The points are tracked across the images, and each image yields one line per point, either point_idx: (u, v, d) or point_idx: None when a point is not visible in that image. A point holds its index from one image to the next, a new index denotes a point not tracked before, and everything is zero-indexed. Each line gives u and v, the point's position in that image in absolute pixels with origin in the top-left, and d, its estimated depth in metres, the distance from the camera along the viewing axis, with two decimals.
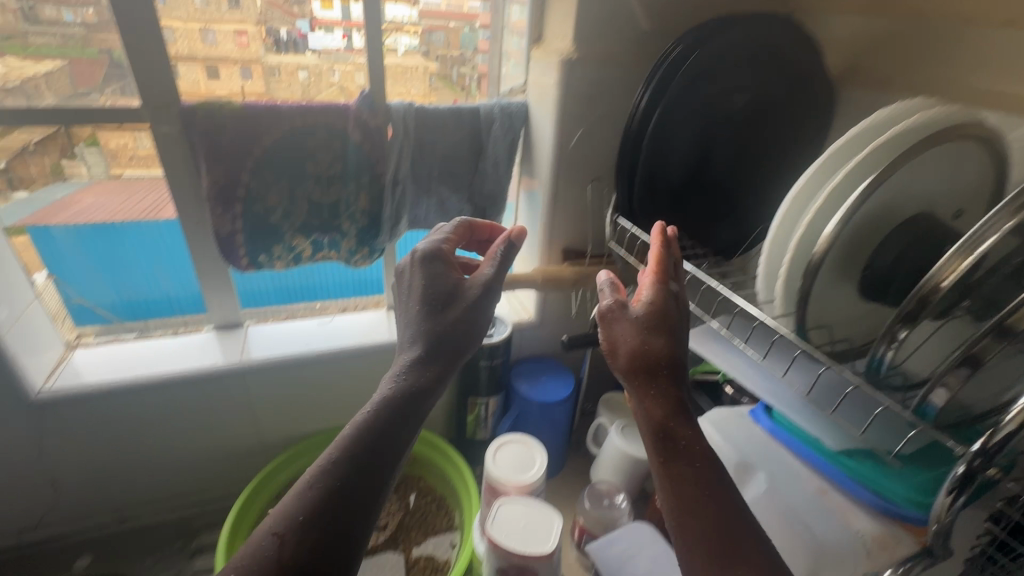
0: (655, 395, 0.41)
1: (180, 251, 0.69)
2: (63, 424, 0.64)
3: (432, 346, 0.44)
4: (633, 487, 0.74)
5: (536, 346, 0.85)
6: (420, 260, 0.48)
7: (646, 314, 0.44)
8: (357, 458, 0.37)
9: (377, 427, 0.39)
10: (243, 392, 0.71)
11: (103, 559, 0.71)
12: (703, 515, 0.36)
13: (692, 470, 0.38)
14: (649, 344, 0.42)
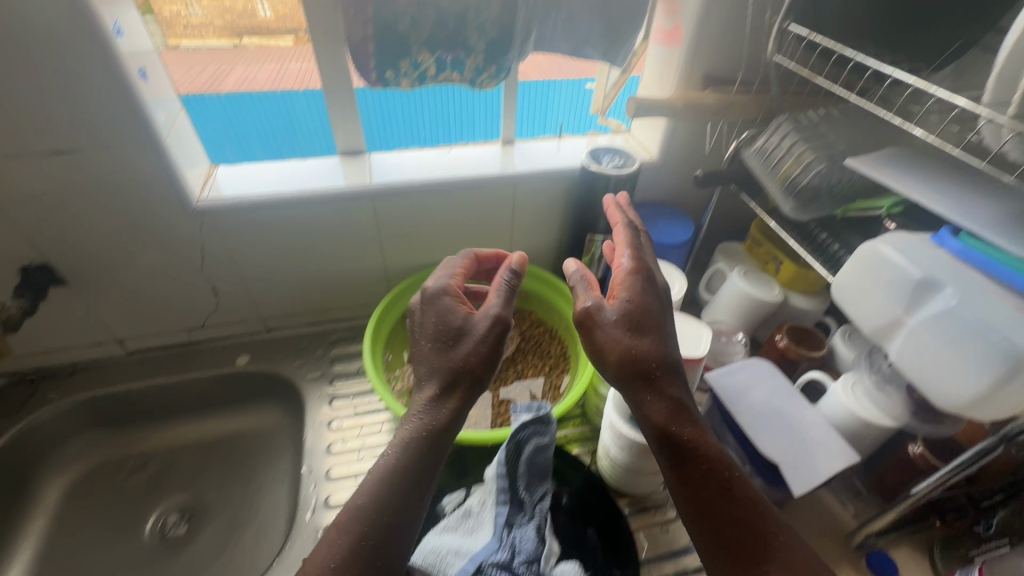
0: (650, 397, 0.46)
1: (252, 111, 0.71)
2: (220, 232, 0.70)
3: (448, 378, 0.50)
4: (749, 329, 0.74)
5: (655, 190, 0.81)
6: (431, 296, 0.55)
7: (629, 311, 0.48)
8: (395, 485, 0.45)
9: (411, 456, 0.47)
10: (374, 216, 0.74)
11: (259, 357, 0.82)
12: (712, 508, 0.43)
13: (696, 468, 0.44)
14: (636, 347, 0.47)
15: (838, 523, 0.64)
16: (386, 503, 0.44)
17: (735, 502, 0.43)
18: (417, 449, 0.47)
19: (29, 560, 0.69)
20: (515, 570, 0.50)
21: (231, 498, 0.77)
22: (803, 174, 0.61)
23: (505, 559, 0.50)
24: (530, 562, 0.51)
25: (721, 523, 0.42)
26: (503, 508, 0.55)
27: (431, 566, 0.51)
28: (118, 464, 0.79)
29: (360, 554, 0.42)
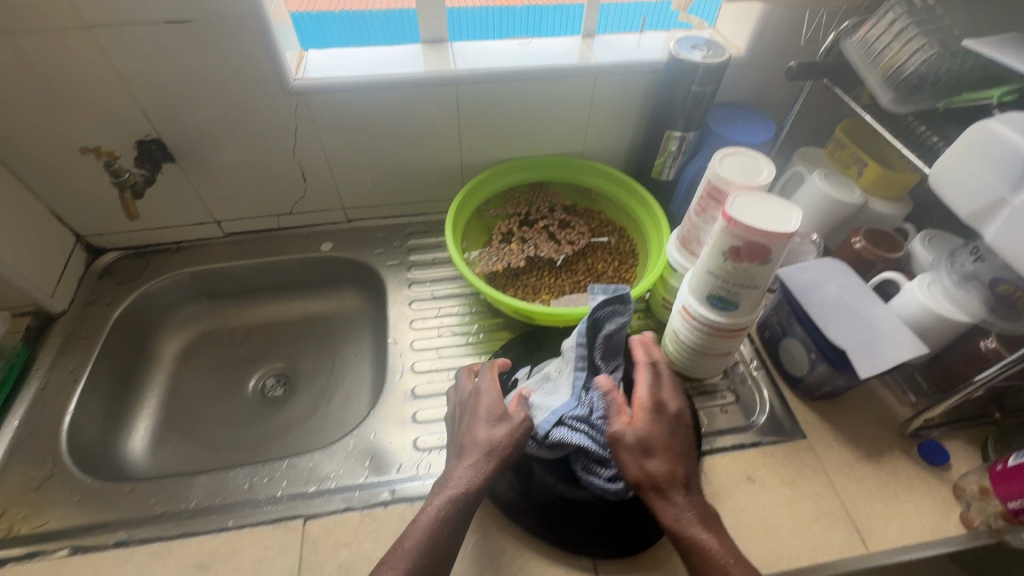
0: (657, 503, 0.50)
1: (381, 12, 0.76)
2: (313, 115, 0.73)
3: (497, 464, 0.52)
4: (824, 232, 0.75)
5: (738, 88, 0.79)
6: (484, 390, 0.57)
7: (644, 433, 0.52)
8: (431, 549, 0.48)
9: (443, 529, 0.49)
10: (455, 106, 0.75)
11: (341, 245, 0.88)
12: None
13: (699, 565, 0.47)
14: (654, 470, 0.50)
15: (894, 414, 0.67)
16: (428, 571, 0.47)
17: None
18: (459, 518, 0.50)
19: (156, 404, 0.79)
20: (594, 423, 0.56)
21: (320, 367, 0.85)
22: (909, 61, 0.58)
23: (586, 414, 0.56)
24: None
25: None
26: (582, 373, 0.58)
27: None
28: (221, 333, 0.88)
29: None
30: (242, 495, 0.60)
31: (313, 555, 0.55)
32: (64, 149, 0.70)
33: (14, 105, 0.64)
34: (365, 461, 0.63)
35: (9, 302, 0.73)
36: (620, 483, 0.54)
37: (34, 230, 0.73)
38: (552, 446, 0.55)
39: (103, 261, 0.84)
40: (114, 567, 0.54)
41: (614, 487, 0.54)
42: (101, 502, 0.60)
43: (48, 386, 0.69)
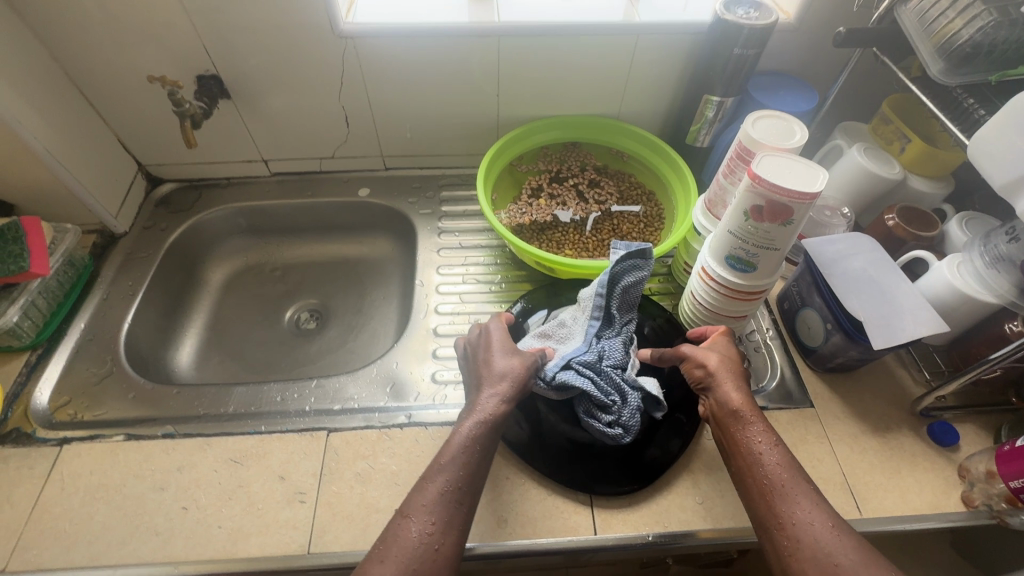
0: (727, 383, 0.54)
1: None
2: (357, 61, 0.76)
3: (516, 391, 0.54)
4: (858, 207, 0.74)
5: (784, 56, 0.78)
6: (494, 330, 0.60)
7: (720, 343, 0.58)
8: (469, 461, 0.49)
9: (475, 447, 0.50)
10: (496, 59, 0.77)
11: (377, 192, 0.92)
12: (759, 471, 0.48)
13: (756, 437, 0.50)
14: (720, 357, 0.56)
15: (907, 393, 0.67)
16: (470, 481, 0.48)
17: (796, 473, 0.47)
18: (490, 436, 0.51)
19: (202, 324, 0.86)
20: (600, 369, 0.58)
21: (350, 306, 0.90)
22: (964, 28, 0.55)
23: (593, 360, 0.58)
24: (617, 367, 0.59)
25: (767, 479, 0.47)
26: (596, 321, 0.61)
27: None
28: (262, 267, 0.94)
29: (461, 511, 0.47)
30: (275, 406, 0.66)
31: (333, 462, 0.60)
32: (132, 79, 0.75)
33: (90, 34, 0.69)
34: (386, 387, 0.68)
35: (79, 220, 0.80)
36: (619, 429, 0.56)
37: (101, 154, 0.79)
38: (558, 390, 0.58)
39: (161, 190, 0.90)
40: (161, 453, 0.61)
41: (612, 432, 0.56)
42: (152, 400, 0.67)
43: (109, 296, 0.77)
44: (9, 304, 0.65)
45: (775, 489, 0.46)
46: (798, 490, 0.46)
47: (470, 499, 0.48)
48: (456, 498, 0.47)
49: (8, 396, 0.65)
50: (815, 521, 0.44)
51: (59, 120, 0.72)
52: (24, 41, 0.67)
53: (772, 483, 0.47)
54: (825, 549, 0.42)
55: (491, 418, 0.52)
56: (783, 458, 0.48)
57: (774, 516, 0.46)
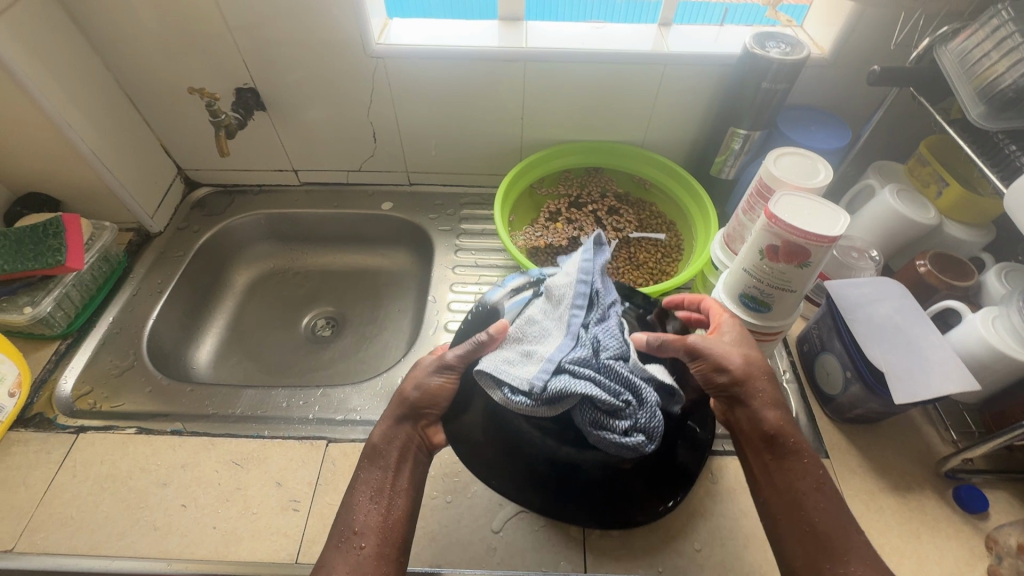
0: (760, 401, 0.50)
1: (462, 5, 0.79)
2: (388, 80, 0.78)
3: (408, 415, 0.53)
4: (887, 250, 0.71)
5: (817, 90, 0.76)
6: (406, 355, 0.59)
7: (737, 340, 0.53)
8: (364, 507, 0.47)
9: (370, 488, 0.49)
10: (521, 82, 0.77)
11: (400, 206, 0.93)
12: (801, 514, 0.46)
13: (795, 471, 0.48)
14: (751, 365, 0.52)
15: (933, 451, 0.63)
16: (369, 526, 0.47)
17: (841, 516, 0.45)
18: (386, 472, 0.50)
19: (222, 324, 0.89)
20: (600, 364, 0.49)
21: (366, 315, 0.92)
22: (1008, 72, 0.52)
23: (587, 356, 0.49)
24: (617, 358, 0.50)
25: (810, 527, 0.45)
26: (580, 311, 0.53)
27: (504, 373, 0.50)
28: (285, 272, 0.97)
29: (363, 558, 0.45)
30: (280, 411, 0.67)
31: (330, 473, 0.61)
32: (175, 89, 0.80)
33: (140, 46, 0.74)
34: (389, 402, 0.68)
35: (118, 218, 0.84)
36: (639, 435, 0.47)
37: (142, 157, 0.84)
38: (552, 405, 0.49)
39: (197, 194, 0.95)
40: (168, 450, 0.62)
41: (631, 441, 0.47)
42: (166, 396, 0.69)
43: (138, 292, 0.80)
44: (44, 294, 0.69)
45: (820, 538, 0.45)
46: (844, 539, 0.44)
47: (373, 542, 0.46)
48: (354, 546, 0.45)
49: (36, 381, 0.69)
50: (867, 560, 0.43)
51: (106, 125, 0.77)
52: (81, 50, 0.72)
53: (815, 531, 0.45)
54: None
55: (381, 449, 0.51)
56: (826, 501, 0.46)
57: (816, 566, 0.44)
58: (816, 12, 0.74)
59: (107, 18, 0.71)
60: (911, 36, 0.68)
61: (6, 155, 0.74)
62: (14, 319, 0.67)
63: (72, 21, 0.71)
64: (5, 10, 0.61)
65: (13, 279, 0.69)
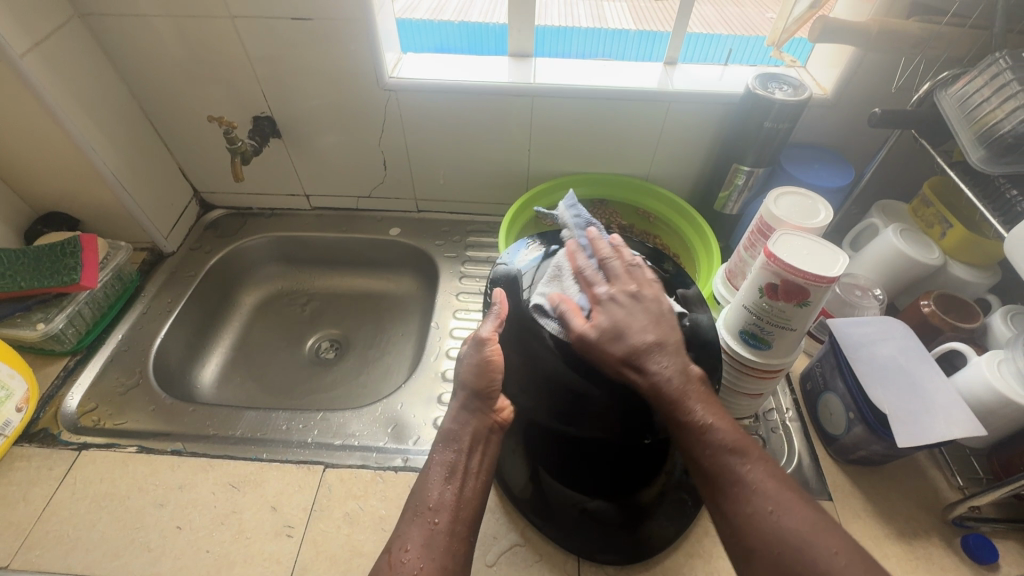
0: (656, 362, 0.46)
1: (477, 40, 0.81)
2: (400, 112, 0.80)
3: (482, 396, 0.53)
4: (891, 288, 0.71)
5: (820, 129, 0.77)
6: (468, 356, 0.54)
7: (610, 312, 0.49)
8: (437, 484, 0.48)
9: (443, 471, 0.49)
10: (529, 116, 0.80)
11: (408, 232, 0.95)
12: (700, 461, 0.43)
13: (682, 424, 0.44)
14: (619, 336, 0.48)
15: (939, 497, 0.61)
16: (443, 502, 0.47)
17: (732, 462, 0.42)
18: (461, 453, 0.50)
19: (229, 344, 0.90)
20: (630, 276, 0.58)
21: (370, 338, 0.92)
22: (1007, 118, 0.53)
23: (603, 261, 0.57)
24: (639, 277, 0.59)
25: (710, 476, 0.42)
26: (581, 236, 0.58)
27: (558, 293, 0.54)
28: (292, 294, 0.98)
29: (436, 532, 0.45)
30: (279, 434, 0.67)
31: (325, 499, 0.60)
32: (196, 116, 0.83)
33: (165, 76, 0.78)
34: (387, 428, 0.68)
35: (134, 238, 0.87)
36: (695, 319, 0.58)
37: (161, 180, 0.87)
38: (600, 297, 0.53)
39: (211, 215, 0.97)
40: (167, 470, 0.63)
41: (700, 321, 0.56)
42: (168, 414, 0.69)
43: (149, 310, 0.82)
44: (57, 311, 0.71)
45: (718, 484, 0.42)
46: (740, 485, 0.41)
47: (446, 519, 0.46)
48: (428, 520, 0.46)
49: (44, 397, 0.70)
50: (793, 506, 0.39)
51: (128, 149, 0.80)
52: (109, 78, 0.76)
53: (714, 476, 0.42)
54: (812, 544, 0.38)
55: (455, 433, 0.52)
56: (717, 442, 0.43)
57: (722, 511, 0.42)
58: (819, 54, 0.76)
59: (135, 50, 0.74)
60: (912, 80, 0.69)
61: (32, 177, 0.77)
62: (28, 334, 0.69)
63: (103, 51, 0.74)
64: (40, 41, 0.65)
65: (29, 296, 0.71)
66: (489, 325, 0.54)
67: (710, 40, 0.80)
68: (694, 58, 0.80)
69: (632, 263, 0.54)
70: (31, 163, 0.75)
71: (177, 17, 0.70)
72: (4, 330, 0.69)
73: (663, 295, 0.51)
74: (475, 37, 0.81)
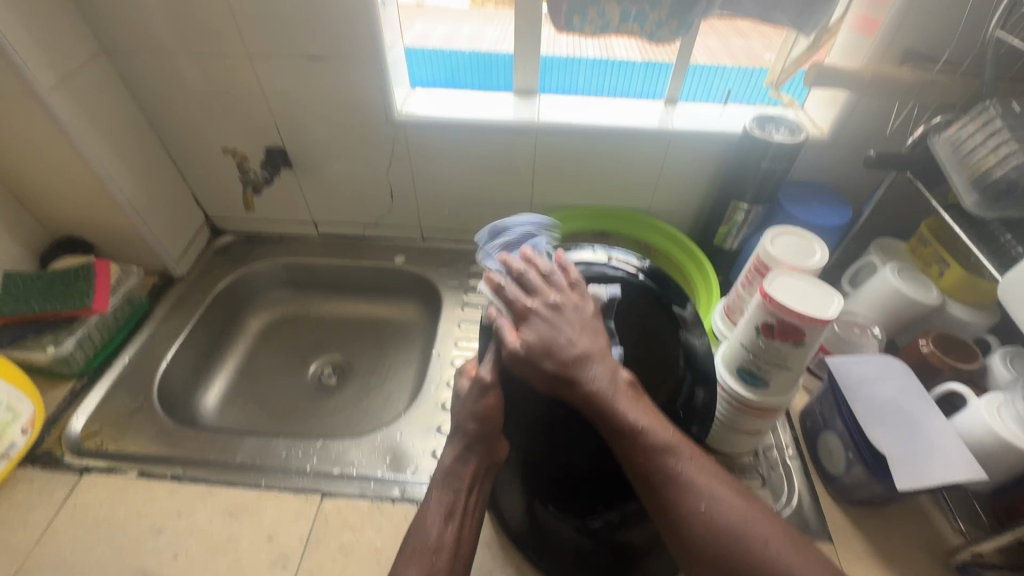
0: (589, 371, 0.47)
1: (484, 71, 0.83)
2: (408, 145, 0.83)
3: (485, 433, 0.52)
4: (890, 326, 0.71)
5: (819, 168, 0.78)
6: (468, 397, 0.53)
7: (537, 328, 0.49)
8: (436, 525, 0.49)
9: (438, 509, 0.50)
10: (533, 152, 0.82)
11: (412, 260, 0.97)
12: (640, 468, 0.44)
13: (622, 433, 0.45)
14: (560, 343, 0.48)
15: (942, 540, 0.60)
16: (443, 542, 0.48)
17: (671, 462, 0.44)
18: (458, 494, 0.51)
19: (232, 367, 0.91)
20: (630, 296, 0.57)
21: (371, 365, 0.93)
22: (998, 166, 0.54)
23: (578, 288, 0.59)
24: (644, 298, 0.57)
25: (652, 479, 0.44)
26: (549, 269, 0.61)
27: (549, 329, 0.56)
28: (297, 319, 1.00)
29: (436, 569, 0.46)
30: (279, 461, 0.68)
31: (321, 529, 0.60)
32: (211, 146, 0.86)
33: (183, 109, 0.81)
34: (386, 457, 0.68)
35: (145, 262, 0.89)
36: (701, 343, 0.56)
37: (174, 205, 0.90)
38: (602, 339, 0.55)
39: (221, 241, 1.00)
40: (167, 495, 0.63)
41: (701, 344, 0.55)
42: (170, 439, 0.70)
43: (156, 334, 0.83)
44: (68, 334, 0.73)
45: (660, 486, 0.43)
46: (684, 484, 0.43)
47: (445, 558, 0.47)
48: (428, 557, 0.47)
49: (50, 419, 0.71)
50: (724, 500, 0.42)
51: (144, 177, 0.82)
52: (130, 110, 0.79)
53: (655, 481, 0.44)
54: (746, 530, 0.41)
55: (455, 472, 0.52)
56: (655, 447, 0.44)
57: (664, 512, 0.43)
58: (816, 96, 0.78)
59: (156, 85, 0.78)
60: (906, 124, 0.71)
61: (51, 203, 0.80)
62: (37, 356, 0.70)
63: (126, 85, 0.78)
64: (67, 77, 0.69)
65: (40, 319, 0.73)
66: (485, 366, 0.52)
67: (714, 70, 0.80)
68: (693, 96, 0.82)
69: (550, 273, 0.54)
70: (51, 190, 0.78)
71: (197, 55, 0.74)
72: (14, 352, 0.71)
73: (585, 298, 0.52)
74: (485, 66, 0.82)
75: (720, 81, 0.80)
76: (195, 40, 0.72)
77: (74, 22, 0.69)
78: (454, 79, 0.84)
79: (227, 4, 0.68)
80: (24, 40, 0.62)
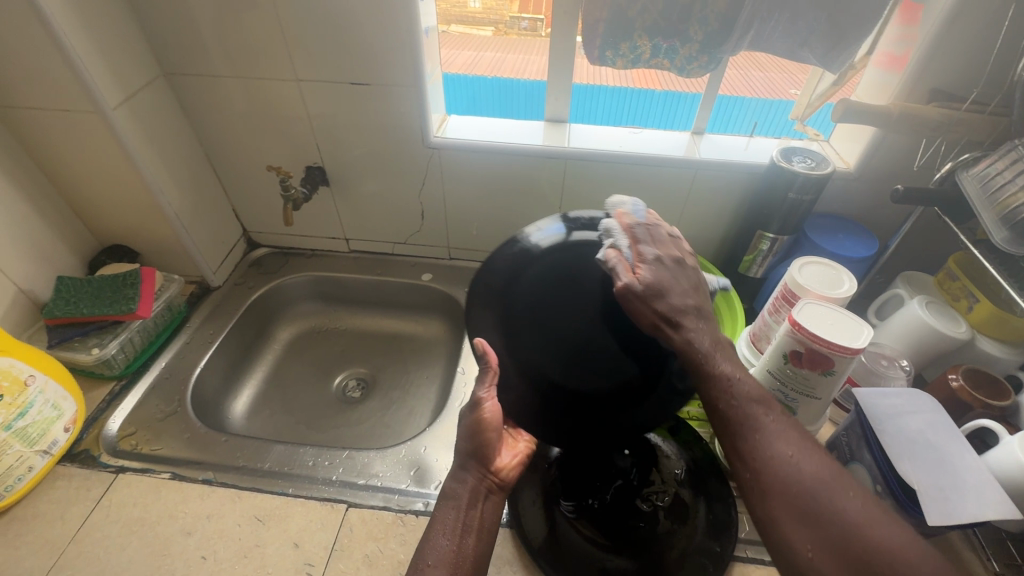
0: (694, 326, 0.50)
1: (503, 97, 0.86)
2: (442, 168, 0.86)
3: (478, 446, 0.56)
4: (918, 359, 0.71)
5: (844, 200, 0.80)
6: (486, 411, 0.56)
7: (660, 273, 0.51)
8: (438, 544, 0.50)
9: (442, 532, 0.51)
10: (561, 176, 0.84)
11: (439, 277, 0.99)
12: (730, 408, 0.48)
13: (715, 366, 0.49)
14: (681, 290, 0.51)
15: None
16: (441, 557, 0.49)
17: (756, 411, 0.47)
18: (458, 511, 0.53)
19: (262, 377, 0.94)
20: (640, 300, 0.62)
21: (395, 379, 0.95)
22: None
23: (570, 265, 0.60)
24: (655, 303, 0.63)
25: (737, 416, 0.47)
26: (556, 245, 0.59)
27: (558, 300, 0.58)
28: (325, 331, 1.02)
29: None
30: (306, 470, 0.69)
31: (346, 539, 0.61)
32: (254, 163, 0.90)
33: (230, 127, 0.85)
34: (410, 471, 0.69)
35: (185, 272, 0.93)
36: None
37: (216, 219, 0.94)
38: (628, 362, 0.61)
39: (256, 253, 1.04)
40: (197, 499, 0.65)
41: None
42: (203, 444, 0.72)
43: (192, 341, 0.86)
44: (112, 338, 0.76)
45: (746, 424, 0.47)
46: (768, 433, 0.46)
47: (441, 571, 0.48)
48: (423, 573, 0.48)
49: (88, 419, 0.73)
50: (802, 463, 0.45)
51: (190, 191, 0.87)
52: (182, 129, 0.84)
53: (741, 418, 0.47)
54: (827, 494, 0.43)
55: (454, 491, 0.55)
56: (745, 392, 0.48)
57: (744, 451, 0.46)
58: (841, 130, 0.79)
59: (208, 105, 0.83)
60: (934, 159, 0.73)
61: (102, 213, 0.84)
62: (82, 358, 0.73)
63: (181, 105, 0.83)
64: (130, 96, 0.73)
65: (88, 322, 0.76)
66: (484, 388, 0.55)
67: (731, 102, 0.82)
68: (718, 129, 0.85)
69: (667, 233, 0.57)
70: (104, 201, 0.82)
71: (249, 79, 0.79)
72: (61, 353, 0.74)
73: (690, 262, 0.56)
74: (505, 93, 0.86)
75: (746, 115, 0.82)
76: (247, 64, 0.77)
77: (140, 46, 0.74)
78: (474, 102, 0.87)
79: (281, 32, 0.73)
80: (95, 62, 0.67)
